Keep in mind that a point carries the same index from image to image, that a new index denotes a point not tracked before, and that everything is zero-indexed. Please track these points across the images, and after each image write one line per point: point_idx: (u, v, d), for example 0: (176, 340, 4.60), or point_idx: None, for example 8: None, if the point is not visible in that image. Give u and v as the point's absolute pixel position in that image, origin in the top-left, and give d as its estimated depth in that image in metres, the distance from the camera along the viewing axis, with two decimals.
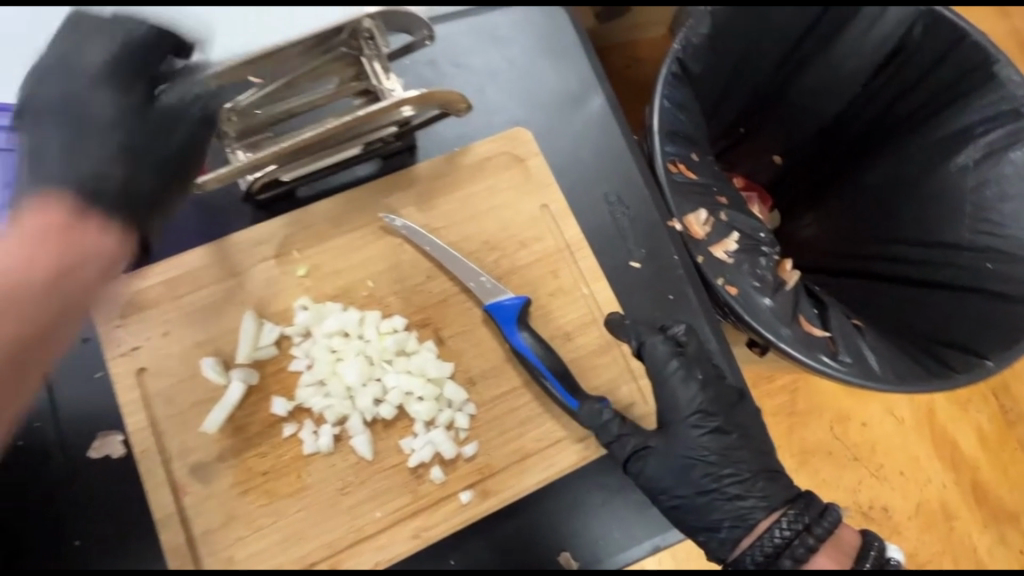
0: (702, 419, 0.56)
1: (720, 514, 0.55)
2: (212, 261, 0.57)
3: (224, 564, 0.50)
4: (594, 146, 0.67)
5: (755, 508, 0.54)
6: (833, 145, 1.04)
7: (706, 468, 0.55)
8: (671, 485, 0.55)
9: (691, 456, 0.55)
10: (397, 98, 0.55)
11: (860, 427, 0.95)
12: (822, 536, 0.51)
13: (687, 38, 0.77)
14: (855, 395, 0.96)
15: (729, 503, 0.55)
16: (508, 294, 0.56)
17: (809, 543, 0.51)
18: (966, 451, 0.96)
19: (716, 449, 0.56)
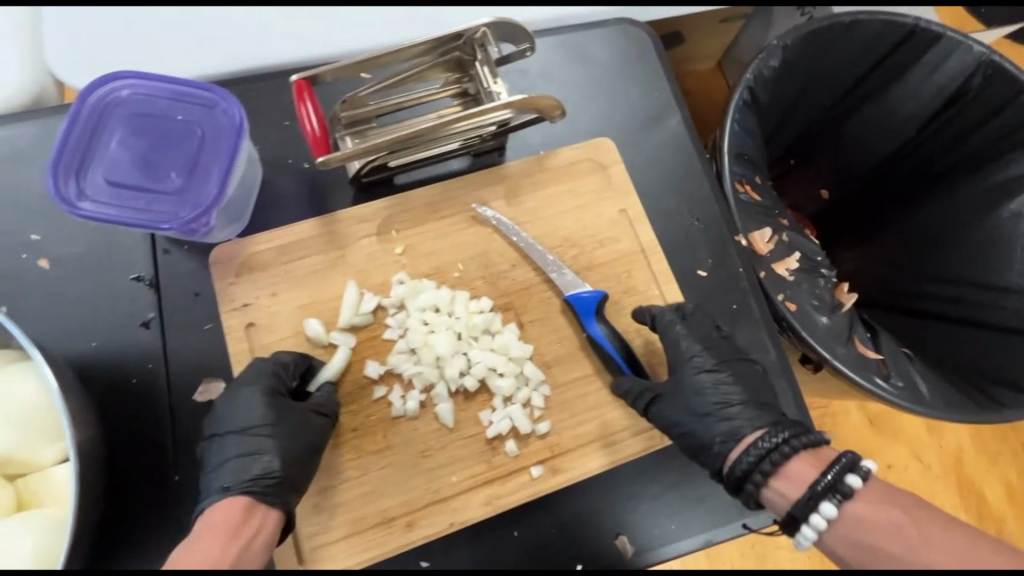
0: (702, 359, 0.59)
1: (712, 433, 0.56)
2: (320, 232, 0.62)
3: (310, 510, 0.54)
4: (669, 161, 0.71)
5: (743, 427, 0.56)
6: (884, 184, 1.07)
7: (704, 400, 0.58)
8: (670, 412, 0.57)
9: (690, 389, 0.58)
10: (504, 102, 0.61)
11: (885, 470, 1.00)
12: (799, 442, 0.53)
13: (759, 69, 0.82)
14: (881, 438, 1.01)
15: (721, 424, 0.57)
16: (587, 288, 0.60)
17: (787, 450, 0.53)
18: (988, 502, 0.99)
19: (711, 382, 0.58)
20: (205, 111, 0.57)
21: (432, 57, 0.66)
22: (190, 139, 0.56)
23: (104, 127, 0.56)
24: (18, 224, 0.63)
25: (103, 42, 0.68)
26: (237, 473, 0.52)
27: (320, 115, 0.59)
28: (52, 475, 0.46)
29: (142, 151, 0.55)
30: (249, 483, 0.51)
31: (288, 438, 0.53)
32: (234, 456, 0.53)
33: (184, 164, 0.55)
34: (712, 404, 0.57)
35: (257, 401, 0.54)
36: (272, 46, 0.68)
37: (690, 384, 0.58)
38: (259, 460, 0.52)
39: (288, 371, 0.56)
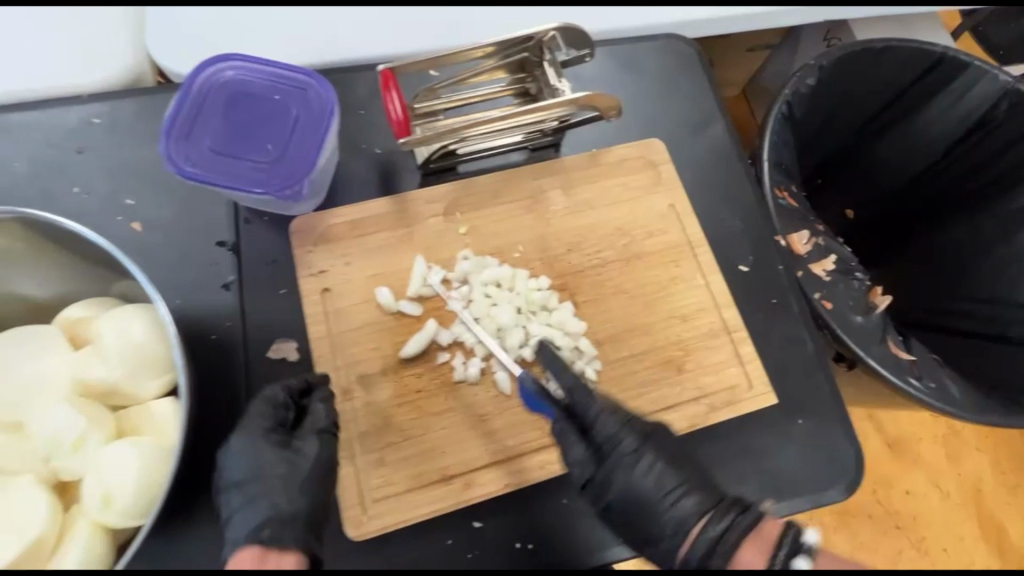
0: (633, 445, 0.55)
1: (659, 524, 0.54)
2: (393, 210, 0.67)
3: (375, 464, 0.57)
4: (714, 163, 0.76)
5: (688, 514, 0.54)
6: (905, 206, 1.10)
7: (648, 489, 0.55)
8: (625, 514, 0.55)
9: (633, 493, 0.55)
10: (570, 98, 0.66)
11: (905, 496, 1.21)
12: (744, 532, 0.50)
13: (797, 86, 0.88)
14: (899, 469, 1.23)
15: (664, 512, 0.54)
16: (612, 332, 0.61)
17: (733, 537, 0.50)
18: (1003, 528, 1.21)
19: (653, 481, 0.55)
20: (300, 95, 0.62)
21: (501, 57, 0.72)
22: (285, 118, 0.62)
23: (210, 100, 0.61)
24: (114, 189, 0.68)
25: (204, 35, 0.76)
26: (248, 519, 0.51)
27: (403, 101, 0.64)
28: (154, 407, 0.50)
29: (242, 125, 0.61)
30: (255, 534, 0.50)
31: (292, 470, 0.53)
32: (246, 503, 0.52)
33: (279, 140, 0.61)
34: (656, 493, 0.54)
35: (257, 441, 0.53)
36: (355, 45, 0.76)
37: (635, 479, 0.55)
38: (259, 510, 0.51)
39: (277, 403, 0.55)
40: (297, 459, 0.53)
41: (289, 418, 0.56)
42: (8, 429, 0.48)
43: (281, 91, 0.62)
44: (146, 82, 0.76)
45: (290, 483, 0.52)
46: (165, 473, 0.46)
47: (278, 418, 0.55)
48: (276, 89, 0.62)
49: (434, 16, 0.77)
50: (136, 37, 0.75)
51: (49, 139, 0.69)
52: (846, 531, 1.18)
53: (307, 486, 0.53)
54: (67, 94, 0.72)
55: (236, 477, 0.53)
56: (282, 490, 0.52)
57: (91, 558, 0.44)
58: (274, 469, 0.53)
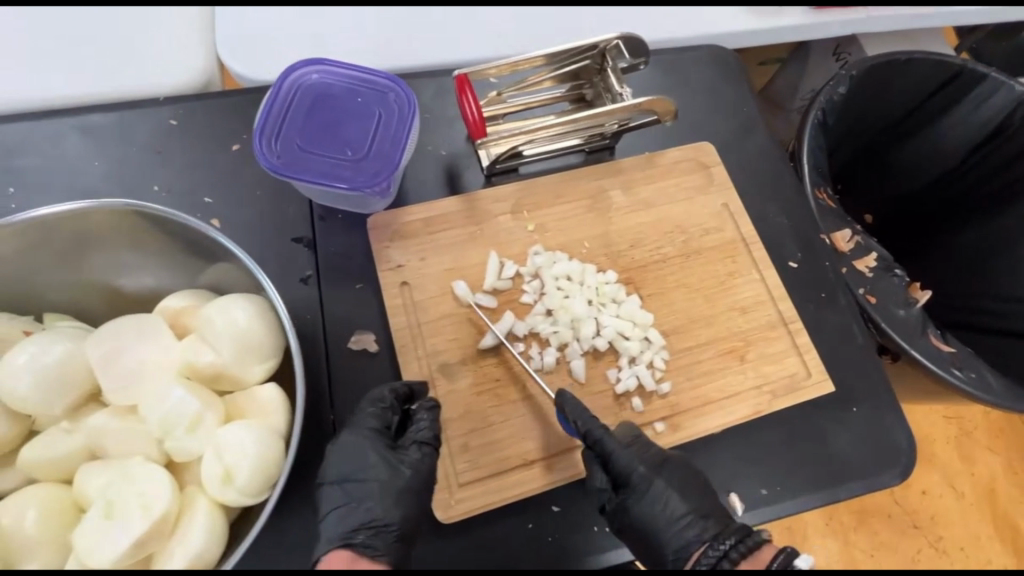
0: (643, 475, 0.56)
1: (663, 545, 0.56)
2: (463, 208, 0.70)
3: (459, 449, 0.59)
4: (760, 166, 0.80)
5: (691, 540, 0.55)
6: (923, 210, 1.15)
7: (654, 516, 0.56)
8: (632, 539, 0.57)
9: (643, 516, 0.56)
10: (633, 102, 0.70)
11: (922, 496, 1.24)
12: (741, 559, 0.52)
13: (830, 94, 0.93)
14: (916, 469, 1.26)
15: (670, 533, 0.56)
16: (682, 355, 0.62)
17: (728, 563, 0.52)
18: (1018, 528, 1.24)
19: (661, 506, 0.56)
20: (380, 97, 0.66)
21: (562, 65, 0.76)
22: (368, 119, 0.65)
23: (297, 100, 0.64)
24: (194, 188, 0.70)
25: (273, 43, 0.79)
26: (347, 519, 0.53)
27: (477, 104, 0.67)
28: (260, 391, 0.52)
29: (327, 125, 0.64)
30: (353, 534, 0.52)
31: (392, 477, 0.54)
32: (348, 500, 0.53)
33: (362, 139, 0.64)
34: (663, 521, 0.56)
35: (363, 442, 0.54)
36: (415, 54, 0.80)
37: (642, 507, 0.56)
38: (360, 508, 0.53)
39: (384, 406, 0.57)
40: (398, 467, 0.54)
41: (393, 423, 0.57)
42: (120, 412, 0.50)
43: (362, 93, 0.66)
44: (214, 87, 0.79)
45: (388, 489, 0.54)
46: (281, 453, 0.48)
47: (384, 421, 0.56)
48: (357, 91, 0.66)
49: (492, 28, 0.82)
50: (208, 44, 0.79)
51: (130, 140, 0.71)
52: (865, 529, 1.20)
53: (402, 495, 0.54)
54: (141, 97, 0.74)
55: (338, 474, 0.54)
56: (380, 496, 0.53)
57: (211, 535, 0.46)
58: (376, 469, 0.54)
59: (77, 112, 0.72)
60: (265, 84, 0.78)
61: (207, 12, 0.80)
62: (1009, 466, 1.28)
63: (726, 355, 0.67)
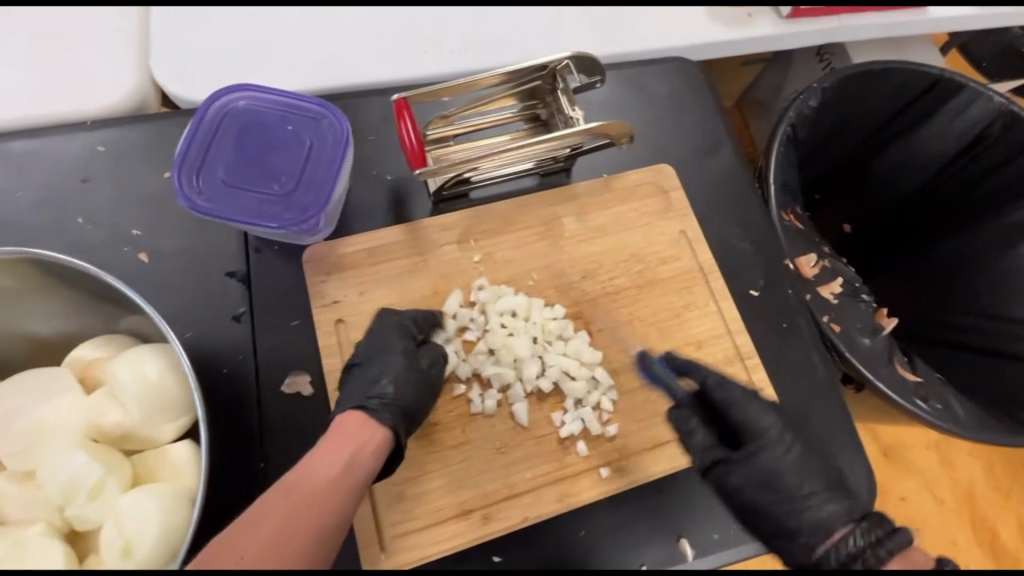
0: (776, 434, 0.57)
1: (795, 522, 0.54)
2: (406, 238, 0.66)
3: (393, 499, 0.56)
4: (723, 188, 0.77)
5: (825, 517, 0.53)
6: (903, 222, 1.11)
7: (780, 483, 0.55)
8: (761, 507, 0.56)
9: (768, 476, 0.56)
10: (583, 127, 0.66)
11: (901, 502, 1.22)
12: (892, 550, 0.48)
13: (800, 108, 0.89)
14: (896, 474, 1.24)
15: (803, 505, 0.54)
16: (656, 357, 0.64)
17: (875, 557, 0.48)
18: (997, 533, 1.22)
19: (792, 472, 0.55)
20: (313, 126, 0.62)
21: (514, 85, 0.72)
22: (298, 149, 0.61)
23: (222, 131, 0.60)
24: (123, 219, 0.67)
25: (209, 61, 0.74)
26: (360, 392, 0.56)
27: (417, 129, 0.64)
28: (170, 451, 0.49)
29: (254, 155, 0.60)
30: (367, 400, 0.54)
31: (410, 364, 0.57)
32: (370, 378, 0.57)
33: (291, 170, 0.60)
34: (792, 488, 0.55)
35: (394, 341, 0.58)
36: (362, 72, 0.76)
37: (763, 467, 0.56)
38: (379, 381, 0.56)
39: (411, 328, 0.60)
40: (416, 360, 0.58)
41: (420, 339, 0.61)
42: (20, 477, 0.47)
43: (294, 120, 0.62)
44: (148, 108, 0.74)
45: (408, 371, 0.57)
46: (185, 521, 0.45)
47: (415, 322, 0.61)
48: (287, 118, 0.62)
49: (443, 43, 0.78)
50: (137, 60, 0.74)
51: (56, 168, 0.68)
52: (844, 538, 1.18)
53: (418, 381, 0.57)
54: (69, 121, 0.70)
55: (361, 358, 0.58)
56: (395, 369, 0.56)
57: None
58: (391, 354, 0.57)
59: None
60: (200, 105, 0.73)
61: (138, 25, 0.75)
62: (989, 472, 1.27)
63: (679, 394, 0.64)
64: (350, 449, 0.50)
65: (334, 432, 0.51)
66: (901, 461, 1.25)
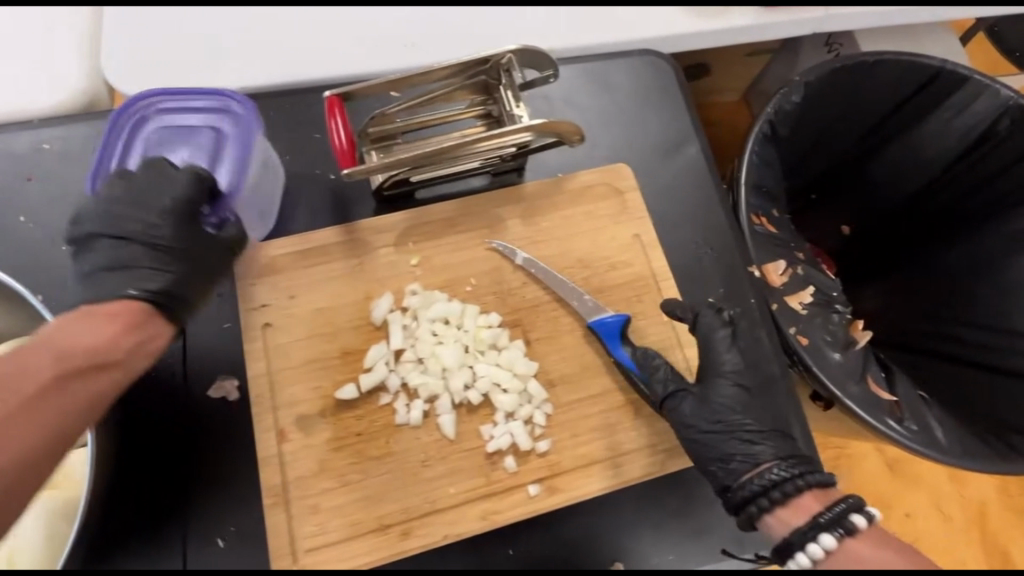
0: (736, 382, 0.61)
1: (731, 450, 0.58)
2: (341, 240, 0.64)
3: (308, 511, 0.55)
4: (685, 189, 0.72)
5: (758, 451, 0.58)
6: (904, 225, 1.03)
7: (725, 413, 0.59)
8: (702, 428, 0.58)
9: (722, 405, 0.59)
10: (525, 124, 0.63)
11: (905, 517, 1.09)
12: (812, 483, 0.56)
13: (780, 104, 0.83)
14: (901, 486, 1.11)
15: (740, 439, 0.58)
16: (611, 313, 0.61)
17: (796, 485, 0.55)
18: (1015, 560, 1.09)
19: (738, 405, 0.60)
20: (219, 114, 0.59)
21: (461, 80, 0.68)
22: (207, 141, 0.60)
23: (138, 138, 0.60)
24: (65, 218, 0.66)
25: (154, 54, 0.73)
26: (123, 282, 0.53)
27: (347, 128, 0.62)
28: None
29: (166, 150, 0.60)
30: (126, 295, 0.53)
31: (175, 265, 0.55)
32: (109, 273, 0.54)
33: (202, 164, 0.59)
34: (735, 420, 0.59)
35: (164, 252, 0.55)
36: (311, 67, 0.73)
37: (717, 399, 0.60)
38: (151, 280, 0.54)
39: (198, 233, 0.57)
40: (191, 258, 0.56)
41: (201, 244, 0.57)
42: None
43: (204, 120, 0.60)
44: (101, 106, 0.74)
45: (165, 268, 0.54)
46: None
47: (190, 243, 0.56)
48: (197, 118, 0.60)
49: (397, 36, 0.75)
50: (90, 58, 0.73)
51: (1, 166, 0.68)
52: None
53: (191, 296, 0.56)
54: (20, 119, 0.70)
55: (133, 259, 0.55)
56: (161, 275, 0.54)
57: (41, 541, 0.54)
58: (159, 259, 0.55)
59: None
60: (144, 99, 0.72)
61: (92, 23, 0.75)
62: (1007, 492, 1.14)
63: (620, 409, 0.61)
64: (108, 329, 0.51)
65: (90, 311, 0.51)
66: (907, 474, 1.11)
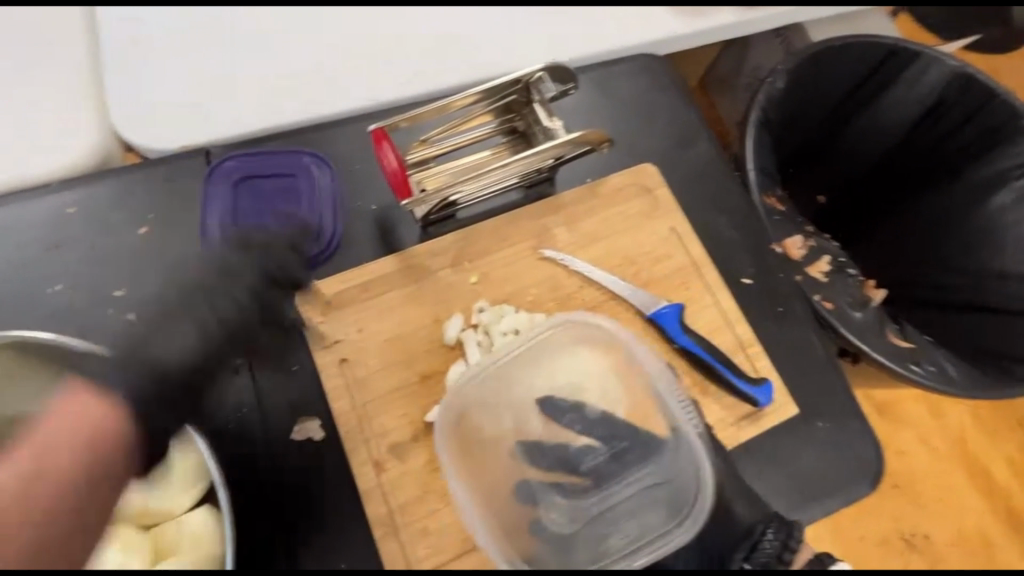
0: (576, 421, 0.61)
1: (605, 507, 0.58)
2: (400, 269, 0.66)
3: (421, 533, 0.58)
4: (707, 179, 0.78)
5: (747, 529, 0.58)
6: (878, 187, 1.11)
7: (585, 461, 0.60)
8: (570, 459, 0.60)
9: (575, 455, 0.60)
10: (567, 138, 0.66)
11: (897, 454, 1.07)
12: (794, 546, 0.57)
13: (767, 92, 0.91)
14: (891, 423, 1.08)
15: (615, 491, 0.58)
16: (665, 304, 0.68)
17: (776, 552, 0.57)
18: (999, 479, 1.07)
19: (608, 453, 0.60)
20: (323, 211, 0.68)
21: (491, 102, 0.71)
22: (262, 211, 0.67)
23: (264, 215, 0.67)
24: (100, 282, 0.64)
25: (169, 103, 0.71)
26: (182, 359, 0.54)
27: (397, 155, 0.64)
28: (189, 519, 0.52)
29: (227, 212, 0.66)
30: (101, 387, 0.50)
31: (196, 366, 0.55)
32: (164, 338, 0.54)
33: (340, 241, 0.68)
34: (603, 470, 0.59)
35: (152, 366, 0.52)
36: (332, 104, 0.74)
37: (585, 440, 0.60)
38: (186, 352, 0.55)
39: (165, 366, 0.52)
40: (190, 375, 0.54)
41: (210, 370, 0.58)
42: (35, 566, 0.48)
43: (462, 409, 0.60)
44: (115, 162, 0.71)
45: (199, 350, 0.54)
46: None
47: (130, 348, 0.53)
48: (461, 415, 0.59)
49: (411, 62, 0.76)
50: (95, 112, 0.70)
51: (21, 237, 0.64)
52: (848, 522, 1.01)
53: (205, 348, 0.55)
54: (33, 184, 0.67)
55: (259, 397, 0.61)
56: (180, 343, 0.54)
57: None
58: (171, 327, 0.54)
59: None
60: (165, 149, 0.70)
61: (91, 77, 0.71)
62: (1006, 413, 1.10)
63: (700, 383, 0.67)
64: None
65: None
66: (895, 414, 1.08)
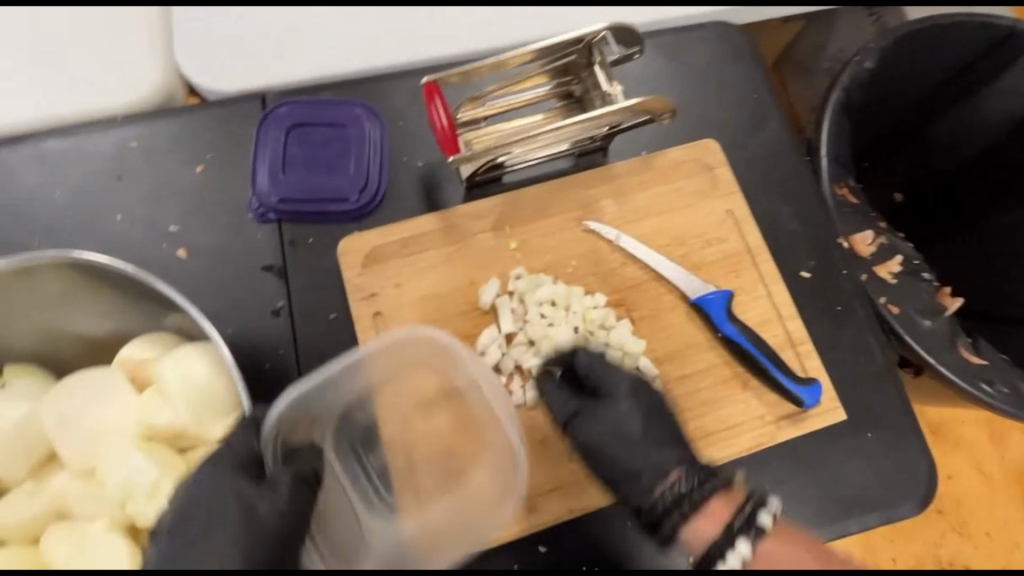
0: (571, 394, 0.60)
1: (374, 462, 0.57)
2: (441, 228, 0.65)
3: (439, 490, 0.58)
4: (774, 162, 0.72)
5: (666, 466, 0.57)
6: (966, 189, 1.00)
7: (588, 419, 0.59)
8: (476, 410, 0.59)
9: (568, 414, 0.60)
10: (627, 104, 0.62)
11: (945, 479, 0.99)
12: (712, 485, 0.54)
13: (854, 71, 0.82)
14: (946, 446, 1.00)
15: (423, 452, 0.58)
16: (713, 289, 0.64)
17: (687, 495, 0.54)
18: None
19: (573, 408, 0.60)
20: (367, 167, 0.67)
21: (549, 62, 0.67)
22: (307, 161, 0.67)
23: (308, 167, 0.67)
24: (156, 216, 0.66)
25: (231, 46, 0.71)
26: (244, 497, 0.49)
27: (447, 112, 0.63)
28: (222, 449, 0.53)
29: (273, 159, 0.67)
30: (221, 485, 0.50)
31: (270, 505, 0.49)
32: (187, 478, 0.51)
33: (384, 195, 0.67)
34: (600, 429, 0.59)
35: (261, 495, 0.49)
36: (389, 56, 0.72)
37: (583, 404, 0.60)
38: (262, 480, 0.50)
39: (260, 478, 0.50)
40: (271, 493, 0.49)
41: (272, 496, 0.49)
42: (81, 473, 0.51)
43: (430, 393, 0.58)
44: (178, 101, 0.73)
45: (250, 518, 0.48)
46: None
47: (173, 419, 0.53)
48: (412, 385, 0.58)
49: (470, 17, 0.74)
50: (161, 49, 0.71)
51: (89, 166, 0.67)
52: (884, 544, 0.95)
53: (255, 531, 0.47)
54: (102, 117, 0.70)
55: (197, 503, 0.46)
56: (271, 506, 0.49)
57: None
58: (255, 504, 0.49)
59: (31, 140, 0.67)
60: (225, 91, 0.71)
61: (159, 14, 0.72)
62: None
63: (741, 376, 0.63)
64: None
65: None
66: (951, 437, 1.00)
